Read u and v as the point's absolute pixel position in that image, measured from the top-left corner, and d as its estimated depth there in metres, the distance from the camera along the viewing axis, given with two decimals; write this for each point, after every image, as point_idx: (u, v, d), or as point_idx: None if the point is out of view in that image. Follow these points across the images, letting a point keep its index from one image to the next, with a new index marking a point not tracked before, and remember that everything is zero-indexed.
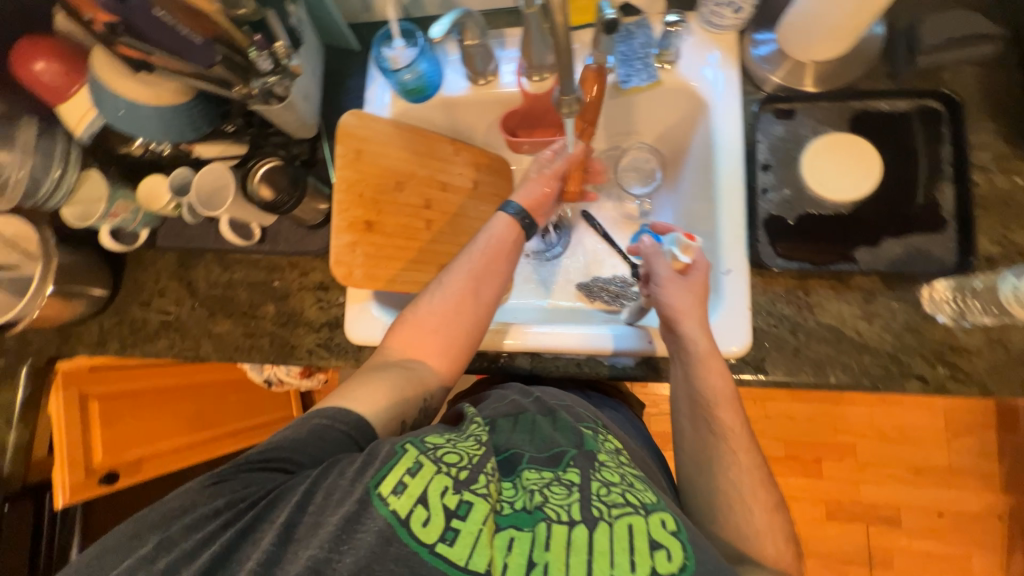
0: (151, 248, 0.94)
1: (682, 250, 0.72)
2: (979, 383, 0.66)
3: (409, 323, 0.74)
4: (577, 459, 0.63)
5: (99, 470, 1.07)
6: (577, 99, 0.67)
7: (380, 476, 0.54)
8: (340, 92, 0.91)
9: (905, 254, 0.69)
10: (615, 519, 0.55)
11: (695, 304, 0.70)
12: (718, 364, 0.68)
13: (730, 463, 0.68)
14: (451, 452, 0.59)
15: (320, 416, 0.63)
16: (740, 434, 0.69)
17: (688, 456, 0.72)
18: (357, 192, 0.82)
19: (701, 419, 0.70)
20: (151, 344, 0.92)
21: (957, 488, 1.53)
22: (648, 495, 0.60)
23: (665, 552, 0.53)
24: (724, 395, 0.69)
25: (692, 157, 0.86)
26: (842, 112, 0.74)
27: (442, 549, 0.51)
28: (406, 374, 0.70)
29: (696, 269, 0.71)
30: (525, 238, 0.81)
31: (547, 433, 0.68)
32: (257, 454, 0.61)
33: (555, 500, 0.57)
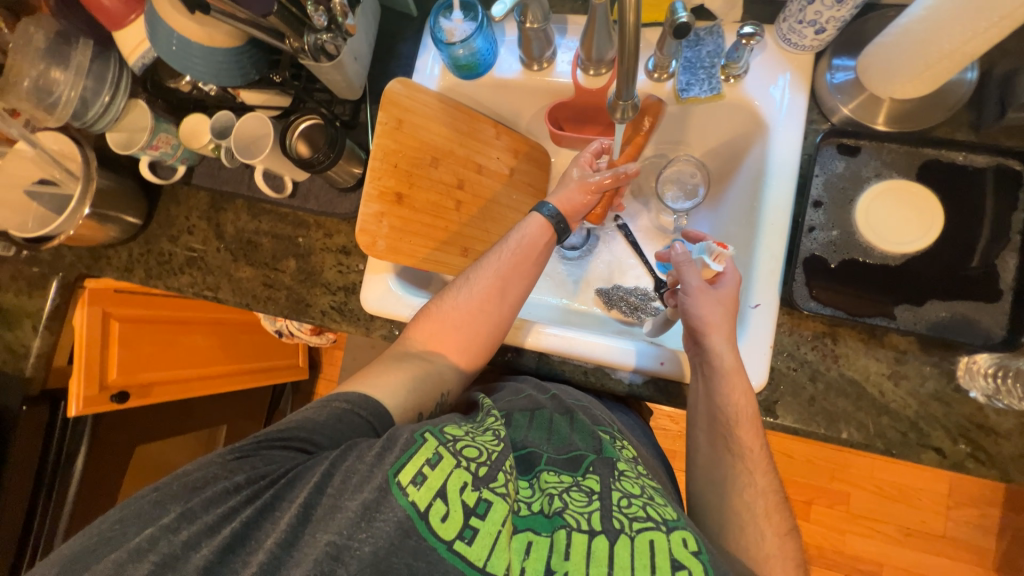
0: (186, 184, 0.95)
1: (713, 260, 0.70)
2: (999, 467, 0.63)
3: (434, 316, 0.76)
4: (596, 467, 0.61)
5: (112, 387, 1.12)
6: (632, 105, 0.63)
7: (400, 464, 0.53)
8: (391, 57, 0.89)
9: (950, 319, 0.65)
10: (636, 533, 0.52)
11: (724, 317, 0.68)
12: (742, 381, 0.66)
13: (746, 484, 0.66)
14: (471, 446, 0.57)
15: (340, 401, 0.64)
16: (759, 454, 0.67)
17: (704, 477, 0.70)
18: (392, 162, 0.81)
19: (718, 439, 0.68)
20: (175, 279, 0.95)
21: (946, 557, 1.49)
22: (669, 511, 0.56)
23: (687, 573, 0.49)
24: (745, 413, 0.67)
25: (740, 178, 0.83)
26: (911, 158, 0.69)
27: (460, 547, 0.49)
28: (425, 366, 0.72)
29: (725, 279, 0.70)
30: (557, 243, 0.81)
31: (566, 434, 0.66)
32: (277, 434, 0.61)
33: (575, 507, 0.55)
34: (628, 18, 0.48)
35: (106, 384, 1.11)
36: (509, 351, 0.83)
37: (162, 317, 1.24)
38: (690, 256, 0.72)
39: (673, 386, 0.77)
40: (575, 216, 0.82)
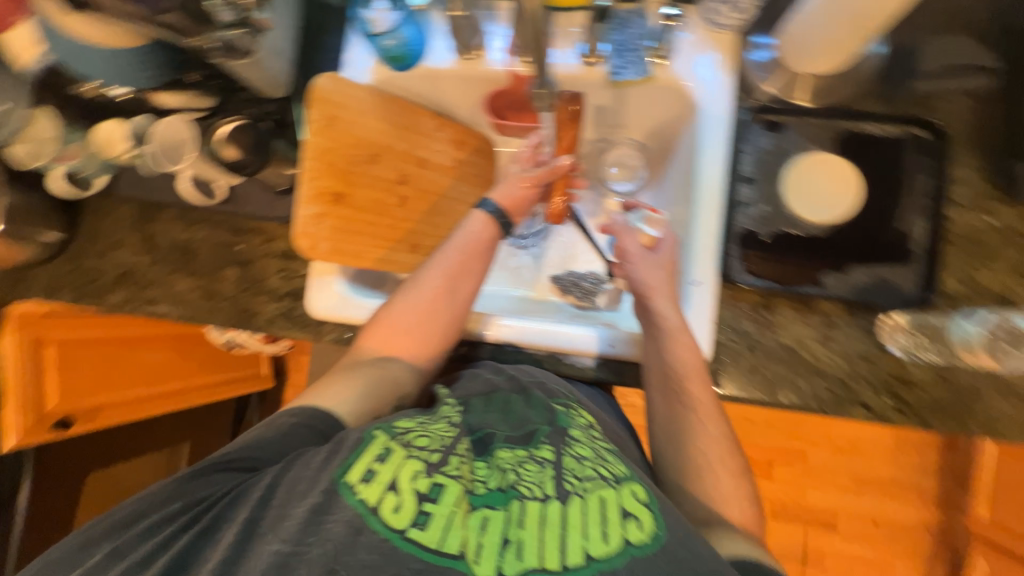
0: (110, 196, 0.89)
1: (648, 224, 0.78)
2: (920, 416, 0.68)
3: (385, 322, 0.74)
4: (550, 438, 0.61)
5: (53, 415, 1.06)
6: (552, 92, 0.69)
7: (347, 464, 0.53)
8: (319, 51, 0.86)
9: (871, 283, 0.70)
10: (588, 493, 0.53)
11: (664, 278, 0.71)
12: (687, 338, 0.68)
13: (700, 433, 0.68)
14: (422, 435, 0.57)
15: (287, 416, 0.63)
16: (710, 406, 0.69)
17: (664, 437, 0.71)
18: (328, 161, 0.78)
19: (672, 396, 0.69)
20: (106, 297, 0.89)
21: (894, 500, 1.61)
22: (618, 467, 0.58)
23: (636, 522, 0.52)
24: (693, 365, 0.68)
25: (678, 156, 0.85)
26: (830, 131, 0.72)
27: (414, 534, 0.49)
28: (381, 372, 0.71)
29: (663, 243, 0.74)
30: (503, 238, 0.80)
31: (521, 412, 0.65)
32: (218, 460, 0.58)
33: (528, 478, 0.55)
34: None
35: (46, 412, 1.05)
36: (463, 346, 0.84)
37: (106, 338, 1.17)
38: (628, 225, 0.76)
39: (623, 367, 0.79)
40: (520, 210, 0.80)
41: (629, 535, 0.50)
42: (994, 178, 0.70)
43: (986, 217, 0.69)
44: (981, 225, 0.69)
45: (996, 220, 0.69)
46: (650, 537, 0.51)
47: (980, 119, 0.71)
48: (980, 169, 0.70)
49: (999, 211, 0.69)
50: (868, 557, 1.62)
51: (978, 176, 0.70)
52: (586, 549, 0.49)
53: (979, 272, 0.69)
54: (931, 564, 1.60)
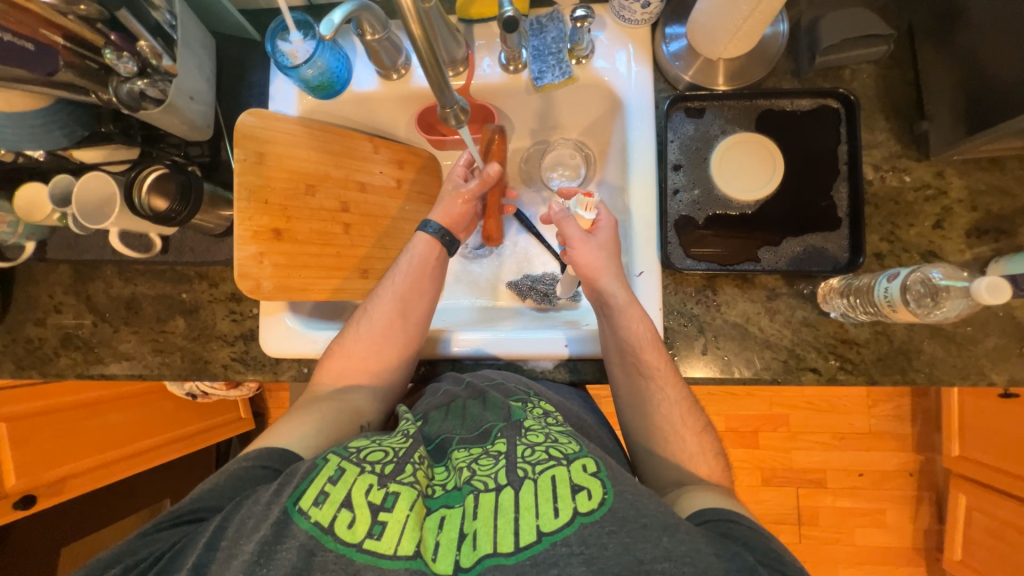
0: (41, 260, 0.86)
1: (584, 209, 0.75)
2: (864, 372, 0.71)
3: (339, 354, 0.74)
4: (504, 431, 0.63)
5: (14, 494, 1.05)
6: (461, 109, 0.63)
7: (299, 491, 0.54)
8: (242, 87, 0.84)
9: (804, 252, 0.72)
10: (539, 474, 0.55)
11: (609, 258, 0.73)
12: (637, 310, 0.70)
13: (660, 399, 0.70)
14: (376, 450, 0.59)
15: (241, 461, 0.62)
16: (667, 370, 0.71)
17: (628, 408, 0.73)
18: (262, 198, 0.77)
19: (631, 369, 0.71)
20: (50, 365, 0.86)
21: (876, 449, 1.66)
22: (570, 445, 0.59)
23: (585, 492, 0.53)
24: (646, 337, 0.70)
25: (614, 150, 0.87)
26: (748, 111, 0.75)
27: (370, 545, 0.51)
28: (339, 404, 0.71)
29: (601, 226, 0.75)
30: (449, 255, 0.82)
31: (477, 414, 0.68)
32: (166, 516, 0.57)
33: (482, 472, 0.57)
34: (413, 30, 0.49)
35: (6, 493, 1.03)
36: (422, 366, 0.84)
37: (65, 405, 1.13)
38: (567, 212, 0.75)
39: (582, 365, 0.80)
40: (460, 225, 0.83)
41: (579, 505, 0.52)
42: (906, 137, 0.73)
43: (903, 175, 0.73)
44: (899, 184, 0.73)
45: (912, 177, 0.72)
46: (598, 503, 0.52)
47: (885, 84, 0.74)
48: (892, 130, 0.74)
49: (914, 168, 0.73)
50: (858, 508, 1.67)
51: (891, 137, 0.73)
52: (538, 527, 0.51)
53: (901, 228, 0.72)
54: (917, 505, 1.66)
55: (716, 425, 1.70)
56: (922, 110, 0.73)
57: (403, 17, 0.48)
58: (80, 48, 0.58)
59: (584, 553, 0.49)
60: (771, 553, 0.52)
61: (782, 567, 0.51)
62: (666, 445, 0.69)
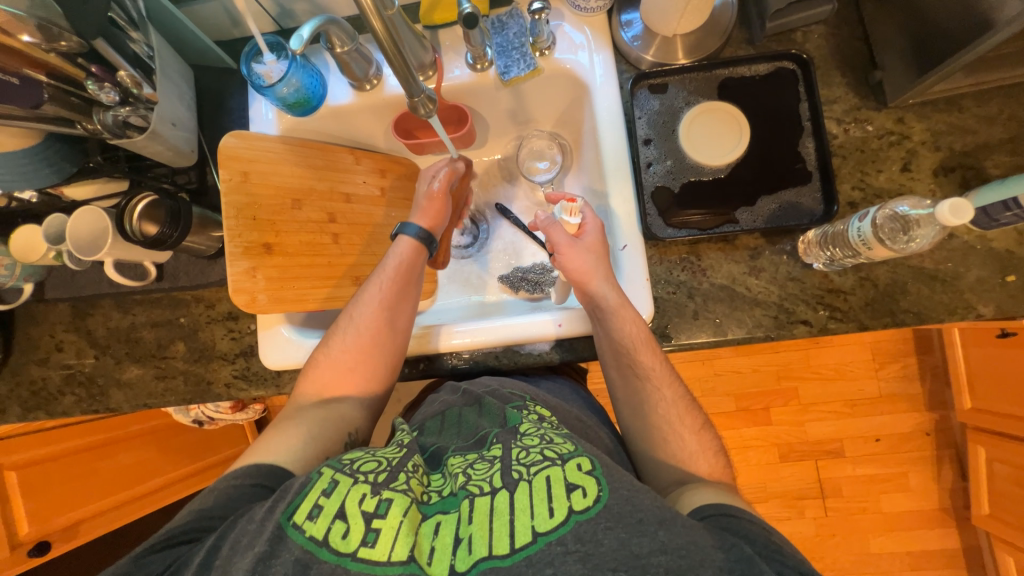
0: (41, 301, 0.87)
1: (569, 215, 0.78)
2: (855, 319, 0.72)
3: (325, 364, 0.75)
4: (500, 435, 0.64)
5: (28, 542, 1.02)
6: (429, 98, 0.66)
7: (293, 506, 0.54)
8: (222, 113, 0.87)
9: (780, 209, 0.74)
10: (533, 475, 0.56)
11: (597, 262, 0.74)
12: (629, 312, 0.71)
13: (658, 399, 0.72)
14: (369, 461, 0.60)
15: (230, 480, 0.62)
16: (662, 370, 0.72)
17: (627, 409, 0.74)
18: (250, 215, 0.79)
19: (627, 371, 0.72)
20: (56, 404, 0.86)
21: (890, 412, 1.65)
22: (566, 445, 0.60)
23: (579, 490, 0.53)
24: (641, 337, 0.71)
25: (586, 137, 0.89)
26: (709, 82, 0.77)
27: (364, 553, 0.50)
28: (324, 414, 0.72)
29: (588, 230, 0.76)
30: (429, 254, 0.83)
31: (474, 422, 0.69)
32: (158, 539, 0.57)
33: (477, 476, 0.58)
34: (376, 27, 0.52)
35: (20, 541, 1.01)
36: (422, 361, 0.84)
37: (68, 450, 1.11)
38: (553, 219, 0.78)
39: (576, 343, 0.81)
40: (439, 224, 0.85)
41: (574, 503, 0.52)
42: (864, 90, 0.76)
43: (865, 125, 0.75)
44: (863, 134, 0.75)
45: (875, 126, 0.75)
46: (594, 500, 0.53)
47: (837, 41, 0.77)
48: (849, 84, 0.76)
49: (875, 118, 0.75)
50: (879, 475, 1.65)
51: (850, 91, 0.76)
52: (533, 527, 0.51)
53: (871, 176, 0.74)
54: (938, 465, 1.64)
55: (726, 405, 1.69)
56: (874, 62, 0.75)
57: (367, 19, 0.51)
58: (66, 85, 0.61)
59: (580, 550, 0.49)
60: (771, 545, 0.53)
61: (782, 558, 0.52)
62: (666, 436, 0.70)
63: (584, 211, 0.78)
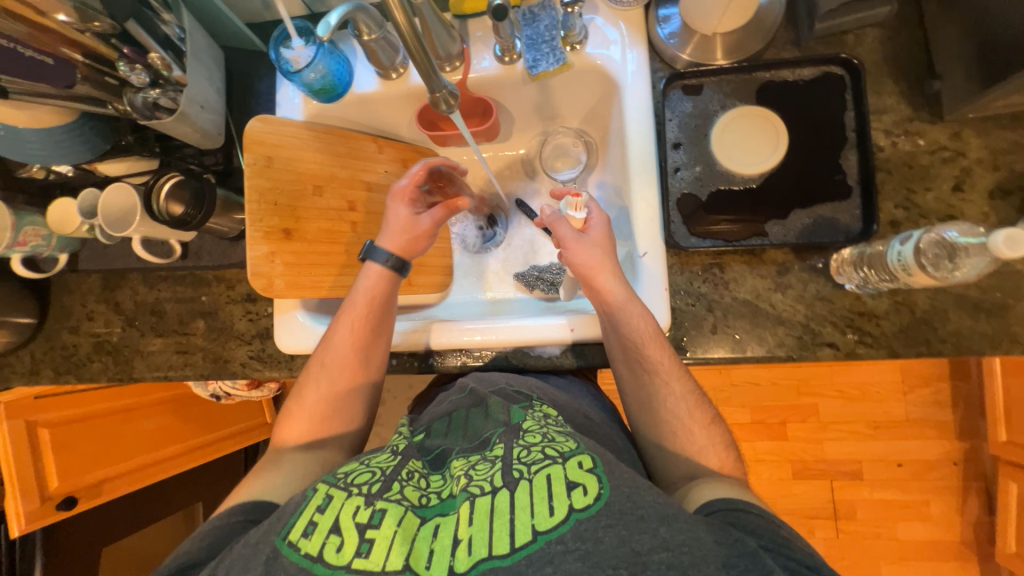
0: (74, 271, 0.91)
1: (574, 210, 0.75)
2: (886, 345, 0.68)
3: (301, 410, 0.75)
4: (501, 436, 0.63)
5: (56, 496, 1.08)
6: (451, 93, 0.65)
7: (288, 526, 0.54)
8: (250, 97, 0.88)
9: (813, 224, 0.70)
10: (534, 474, 0.55)
11: (604, 256, 0.72)
12: (637, 306, 0.69)
13: (666, 394, 0.70)
14: (362, 473, 0.60)
15: (216, 520, 0.61)
16: (671, 365, 0.70)
17: (636, 405, 0.73)
18: (271, 200, 0.80)
19: (635, 365, 0.70)
20: (84, 370, 0.90)
21: (916, 438, 1.58)
22: (567, 443, 0.59)
23: (580, 488, 0.53)
24: (648, 332, 0.69)
25: (614, 136, 0.86)
26: (748, 85, 0.73)
27: (359, 564, 0.50)
28: (309, 456, 0.72)
29: (593, 225, 0.74)
30: (401, 278, 0.81)
31: (478, 424, 0.69)
32: None
33: (478, 476, 0.57)
34: (398, 19, 0.51)
35: (49, 494, 1.07)
36: (432, 355, 0.83)
37: (96, 412, 1.18)
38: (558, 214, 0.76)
39: (587, 349, 0.79)
40: (413, 248, 0.81)
41: (575, 501, 0.52)
42: (918, 101, 0.70)
43: (917, 139, 0.70)
44: (913, 149, 0.70)
45: (927, 140, 0.69)
46: (594, 498, 0.52)
47: (893, 46, 0.71)
48: (902, 94, 0.71)
49: (928, 131, 0.69)
50: (898, 501, 1.59)
51: (902, 101, 0.70)
52: (533, 526, 0.50)
53: (918, 194, 0.69)
54: (964, 496, 1.57)
55: (741, 417, 1.64)
56: (933, 71, 0.70)
57: (389, 9, 0.50)
58: (98, 64, 0.63)
59: (580, 548, 0.48)
60: (779, 538, 0.53)
61: (790, 553, 0.52)
62: (675, 440, 0.69)
63: (588, 207, 0.76)
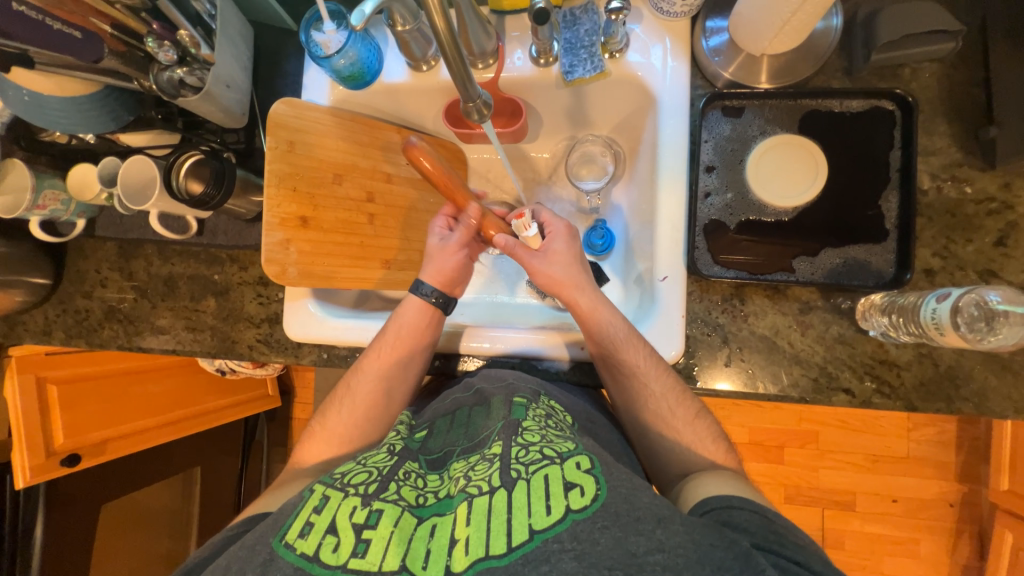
0: (91, 237, 0.91)
1: (523, 230, 0.75)
2: (904, 397, 0.66)
3: (322, 434, 0.76)
4: (500, 432, 0.61)
5: (61, 452, 1.10)
6: (484, 103, 0.64)
7: (286, 527, 0.54)
8: (276, 76, 0.86)
9: (843, 265, 0.67)
10: (532, 474, 0.53)
11: (564, 271, 0.74)
12: (604, 313, 0.71)
13: (647, 396, 0.68)
14: (360, 473, 0.60)
15: (227, 532, 0.61)
16: (650, 366, 0.68)
17: (624, 410, 0.72)
18: (290, 186, 0.78)
19: (613, 369, 0.70)
20: (95, 335, 0.91)
21: (914, 475, 1.56)
22: (566, 444, 0.57)
23: (578, 489, 0.51)
24: (619, 336, 0.69)
25: (644, 149, 0.83)
26: (792, 112, 0.70)
27: (355, 565, 0.50)
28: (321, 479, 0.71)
29: (549, 241, 0.76)
30: (446, 314, 0.81)
31: (479, 422, 0.67)
32: None
33: (477, 476, 0.55)
34: (438, 25, 0.49)
35: (54, 450, 1.09)
36: (439, 359, 0.85)
37: (106, 372, 1.22)
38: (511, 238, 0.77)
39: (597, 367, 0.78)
40: (453, 281, 0.82)
41: (572, 502, 0.50)
42: (970, 145, 0.67)
43: (963, 186, 0.66)
44: (958, 196, 0.66)
45: (974, 188, 0.66)
46: (592, 499, 0.50)
47: (950, 85, 0.68)
48: (954, 136, 0.67)
49: (977, 179, 0.66)
50: (888, 536, 1.58)
51: (953, 144, 0.67)
52: (531, 525, 0.49)
53: (957, 243, 0.66)
54: (956, 538, 1.55)
55: (739, 437, 1.63)
56: (990, 115, 0.66)
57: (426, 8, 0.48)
58: (125, 36, 0.63)
59: (576, 548, 0.46)
60: (772, 534, 0.51)
61: (781, 548, 0.49)
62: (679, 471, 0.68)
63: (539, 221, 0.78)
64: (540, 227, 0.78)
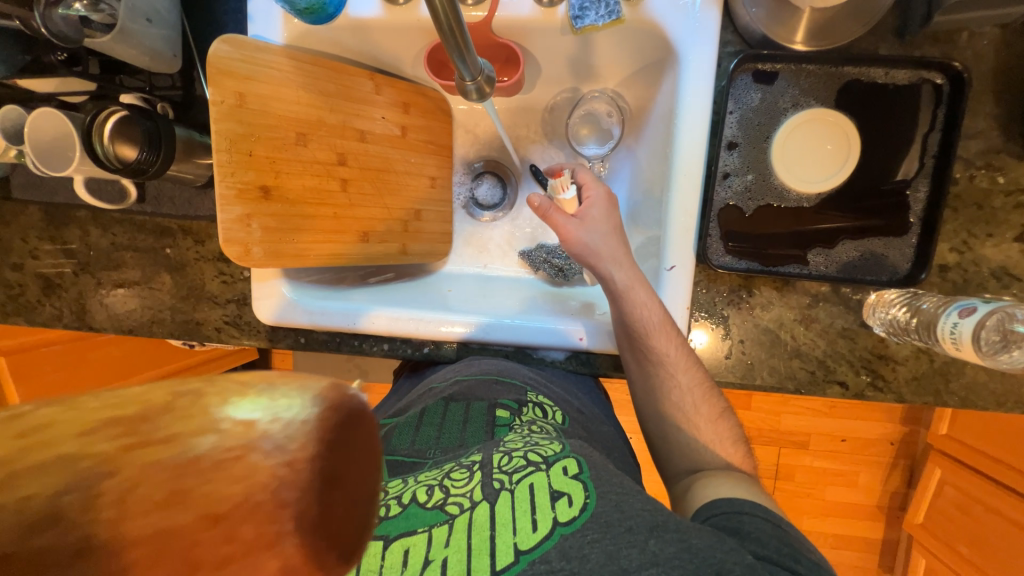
0: (8, 199, 0.77)
1: (561, 190, 0.73)
2: (896, 391, 0.67)
3: None
4: (479, 444, 0.62)
5: None
6: (487, 79, 0.53)
7: None
8: (214, 2, 0.70)
9: (860, 258, 0.63)
10: (516, 485, 0.53)
11: (604, 242, 0.70)
12: (642, 293, 0.67)
13: (671, 385, 0.67)
14: None
15: None
16: (679, 357, 0.67)
17: (641, 394, 0.70)
18: (244, 150, 0.63)
19: (640, 355, 0.68)
20: (31, 314, 0.80)
21: (863, 419, 1.69)
22: (551, 448, 0.59)
23: (565, 499, 0.51)
24: (655, 321, 0.65)
25: (656, 112, 0.73)
26: (830, 83, 0.62)
27: None
28: None
29: (586, 208, 0.72)
30: None
31: (455, 431, 0.68)
32: None
33: (456, 491, 0.54)
34: None
35: None
36: (427, 344, 0.78)
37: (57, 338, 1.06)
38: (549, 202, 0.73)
39: (596, 358, 0.75)
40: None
41: (559, 514, 0.49)
42: (1013, 128, 0.61)
43: (996, 176, 0.62)
44: (989, 186, 0.62)
45: (1007, 178, 0.61)
46: (579, 509, 0.50)
47: (1005, 56, 0.60)
48: (998, 117, 0.61)
49: (1012, 168, 0.61)
50: (832, 470, 1.74)
51: (994, 126, 0.61)
52: (516, 545, 0.47)
53: (977, 238, 0.63)
54: (889, 471, 1.73)
55: None
56: None
57: None
58: None
59: (565, 567, 0.45)
60: (782, 549, 0.51)
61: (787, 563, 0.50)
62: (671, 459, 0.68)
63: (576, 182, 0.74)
64: (576, 190, 0.74)
